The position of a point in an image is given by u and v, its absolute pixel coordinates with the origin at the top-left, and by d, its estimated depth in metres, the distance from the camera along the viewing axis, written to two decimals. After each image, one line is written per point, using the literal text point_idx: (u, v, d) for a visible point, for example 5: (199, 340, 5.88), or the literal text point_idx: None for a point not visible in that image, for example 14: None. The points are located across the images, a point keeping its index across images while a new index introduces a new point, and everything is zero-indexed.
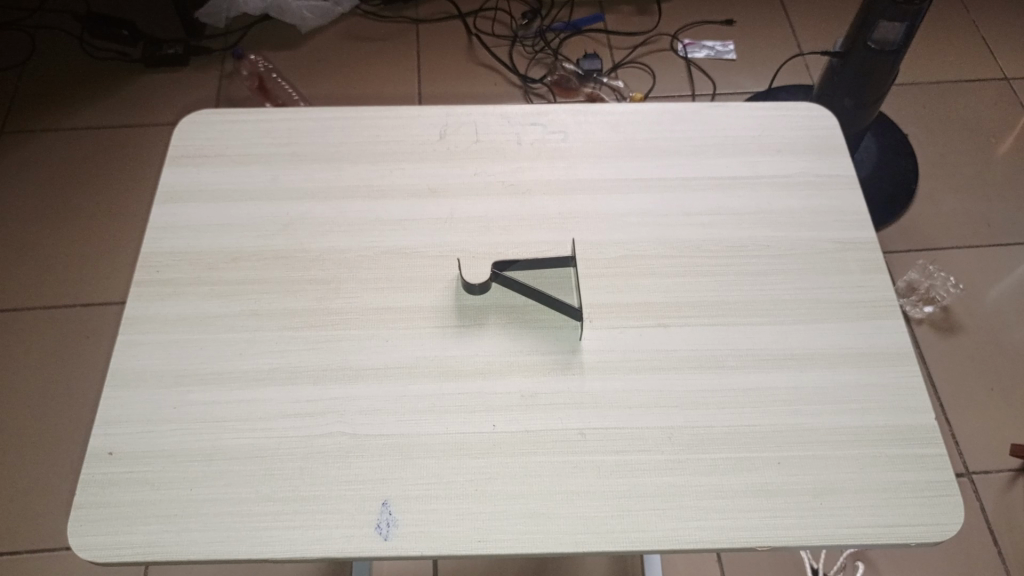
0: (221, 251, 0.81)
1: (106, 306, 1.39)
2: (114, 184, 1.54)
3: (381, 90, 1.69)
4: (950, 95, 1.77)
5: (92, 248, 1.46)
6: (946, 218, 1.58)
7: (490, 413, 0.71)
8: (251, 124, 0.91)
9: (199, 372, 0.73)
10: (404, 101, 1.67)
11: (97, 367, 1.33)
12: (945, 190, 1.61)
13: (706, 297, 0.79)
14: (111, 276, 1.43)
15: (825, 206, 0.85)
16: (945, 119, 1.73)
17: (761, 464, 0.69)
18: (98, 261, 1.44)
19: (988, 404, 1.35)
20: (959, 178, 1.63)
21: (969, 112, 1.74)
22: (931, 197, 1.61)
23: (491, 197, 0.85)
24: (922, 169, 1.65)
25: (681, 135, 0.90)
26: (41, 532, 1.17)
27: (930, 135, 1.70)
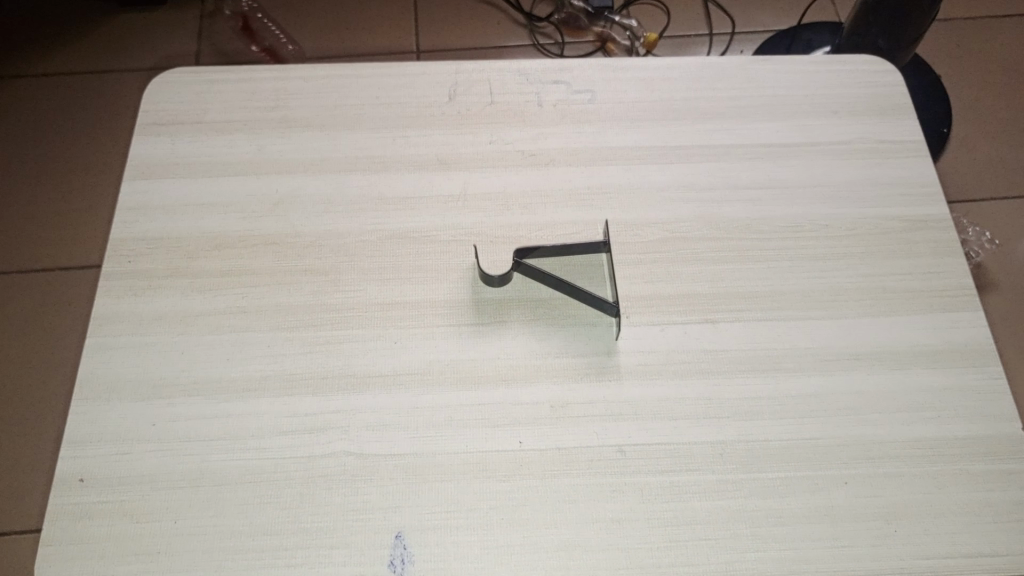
0: (200, 236, 0.71)
1: (83, 269, 1.29)
2: (87, 144, 1.41)
3: (374, 31, 1.55)
4: (991, 31, 1.63)
5: (65, 209, 1.34)
6: (993, 172, 1.45)
7: (515, 427, 0.62)
8: (229, 82, 0.79)
9: (180, 381, 0.64)
10: (401, 45, 1.53)
11: (75, 337, 1.23)
12: (983, 136, 1.49)
13: (758, 286, 0.69)
14: (89, 243, 1.31)
15: (889, 177, 0.74)
16: (984, 56, 1.59)
17: (825, 484, 0.61)
18: (73, 228, 1.32)
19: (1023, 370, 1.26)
20: (998, 123, 1.51)
21: (1010, 50, 1.60)
22: (967, 144, 1.49)
23: (510, 170, 0.74)
24: (958, 114, 1.52)
25: (725, 94, 0.79)
26: (20, 514, 1.09)
27: (967, 75, 1.57)
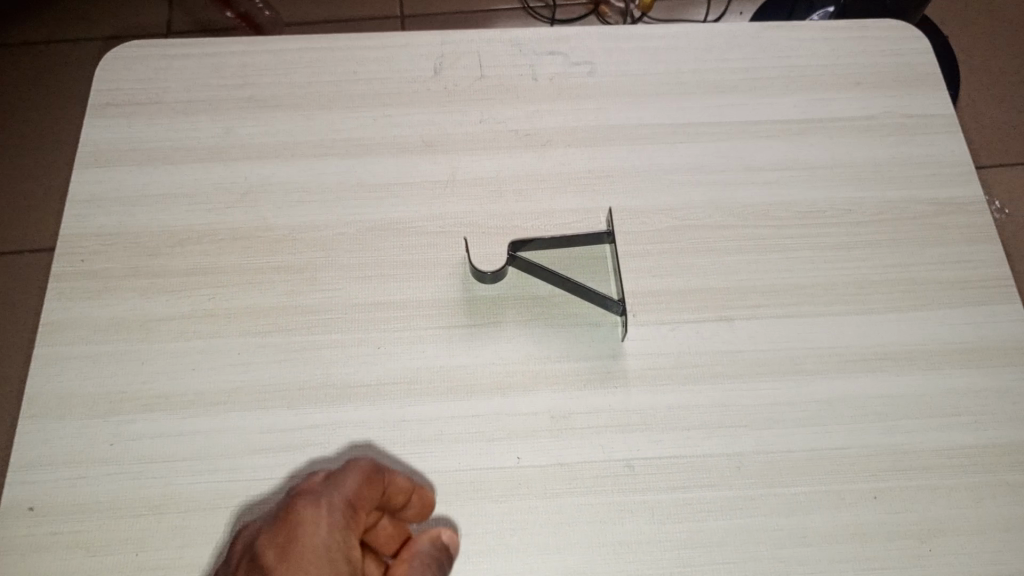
0: (162, 231, 0.64)
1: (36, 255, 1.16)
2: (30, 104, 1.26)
3: None
4: None
5: (16, 192, 1.19)
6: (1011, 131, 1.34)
7: (513, 441, 0.57)
8: (190, 57, 0.71)
9: (140, 395, 0.58)
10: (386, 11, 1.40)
11: (25, 334, 1.10)
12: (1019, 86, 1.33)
13: (776, 279, 0.63)
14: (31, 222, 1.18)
15: (917, 156, 0.68)
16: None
17: (853, 498, 0.56)
18: (13, 205, 1.18)
19: None
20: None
21: None
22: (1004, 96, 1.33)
23: (502, 152, 0.68)
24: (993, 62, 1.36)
25: (737, 65, 0.72)
26: None
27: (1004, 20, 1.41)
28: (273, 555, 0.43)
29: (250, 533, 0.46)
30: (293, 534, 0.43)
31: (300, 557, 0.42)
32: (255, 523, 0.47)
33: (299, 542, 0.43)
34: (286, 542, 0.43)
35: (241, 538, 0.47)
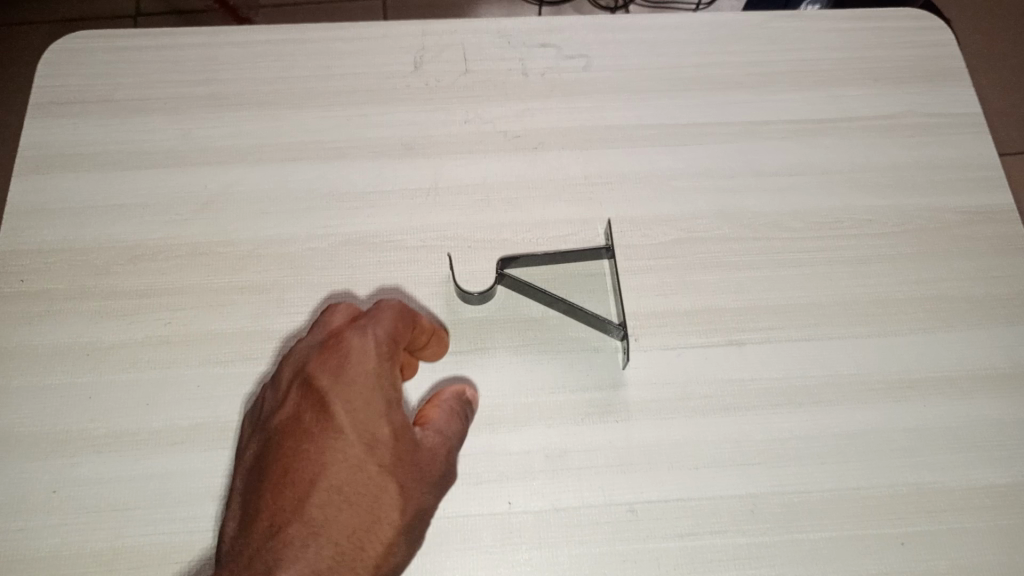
0: (112, 247, 0.57)
1: None
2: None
3: None
4: None
5: None
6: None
7: (503, 483, 0.51)
8: (144, 49, 0.64)
9: (87, 434, 0.52)
10: None
11: None
12: None
13: (791, 297, 0.57)
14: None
15: (942, 159, 0.62)
16: None
17: (878, 544, 0.51)
18: None
19: None
20: None
21: None
22: None
23: (490, 156, 0.61)
24: None
25: (746, 58, 0.66)
26: None
27: None
28: (322, 382, 0.45)
29: (299, 352, 0.48)
30: (339, 365, 0.45)
31: (348, 387, 0.45)
32: (301, 342, 0.49)
33: (346, 372, 0.45)
34: (334, 370, 0.45)
35: (289, 357, 0.49)
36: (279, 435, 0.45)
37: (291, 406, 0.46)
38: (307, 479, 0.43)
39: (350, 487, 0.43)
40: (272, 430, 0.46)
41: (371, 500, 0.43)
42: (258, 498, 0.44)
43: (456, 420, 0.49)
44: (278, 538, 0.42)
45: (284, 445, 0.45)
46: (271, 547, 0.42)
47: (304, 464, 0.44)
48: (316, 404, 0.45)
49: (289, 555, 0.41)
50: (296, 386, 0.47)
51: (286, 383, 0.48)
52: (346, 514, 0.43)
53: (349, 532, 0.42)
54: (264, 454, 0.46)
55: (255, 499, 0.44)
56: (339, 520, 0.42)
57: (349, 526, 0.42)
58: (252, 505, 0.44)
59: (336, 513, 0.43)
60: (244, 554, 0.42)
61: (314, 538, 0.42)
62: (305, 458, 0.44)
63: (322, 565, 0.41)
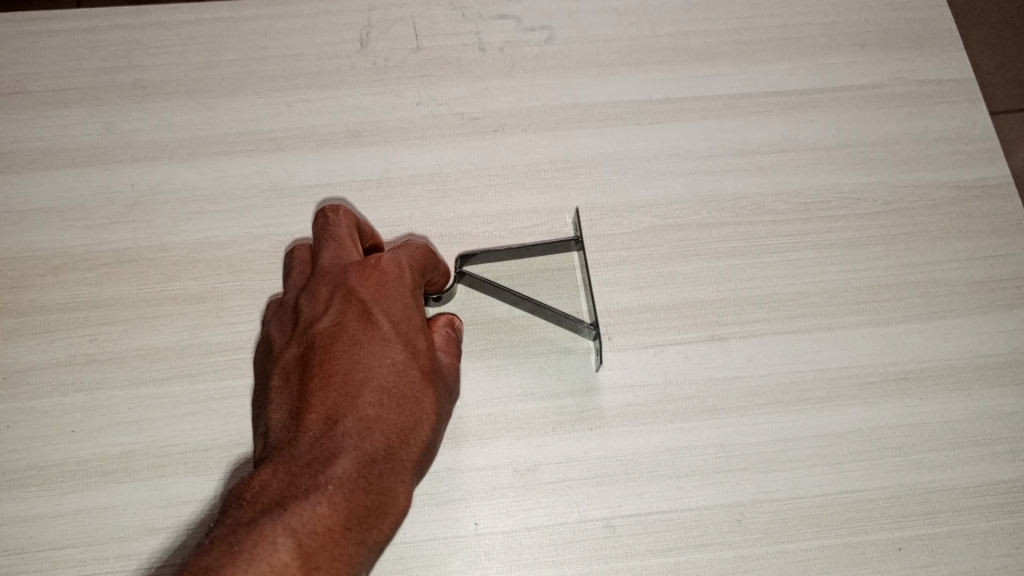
0: (30, 256, 0.52)
1: None
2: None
3: None
4: None
5: None
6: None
7: (469, 503, 0.47)
8: (61, 35, 0.59)
9: (7, 466, 0.47)
10: None
11: None
12: None
13: (776, 286, 0.53)
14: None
15: (933, 131, 0.58)
16: None
17: (874, 553, 0.47)
18: None
19: None
20: None
21: None
22: None
23: (446, 141, 0.56)
24: None
25: (721, 26, 0.61)
26: None
27: None
28: (363, 286, 0.41)
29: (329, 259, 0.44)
30: (381, 272, 0.42)
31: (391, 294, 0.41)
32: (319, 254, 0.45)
33: (386, 283, 0.42)
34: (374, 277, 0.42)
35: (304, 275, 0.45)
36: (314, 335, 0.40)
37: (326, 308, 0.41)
38: (356, 375, 0.38)
39: (403, 388, 0.39)
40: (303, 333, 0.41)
41: (419, 401, 0.39)
42: (298, 396, 0.39)
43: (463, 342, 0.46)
44: (335, 429, 0.37)
45: (324, 342, 0.40)
46: (326, 438, 0.37)
47: (351, 360, 0.39)
48: (358, 304, 0.41)
49: (348, 445, 0.36)
50: (329, 289, 0.42)
51: (315, 290, 0.43)
52: (398, 413, 0.38)
53: (405, 430, 0.38)
54: (300, 356, 0.40)
55: (296, 400, 0.39)
56: (393, 418, 0.38)
57: (403, 424, 0.38)
58: (294, 406, 0.39)
59: (390, 410, 0.38)
60: (294, 448, 0.37)
61: (370, 432, 0.37)
62: (347, 365, 0.39)
63: (379, 457, 0.37)
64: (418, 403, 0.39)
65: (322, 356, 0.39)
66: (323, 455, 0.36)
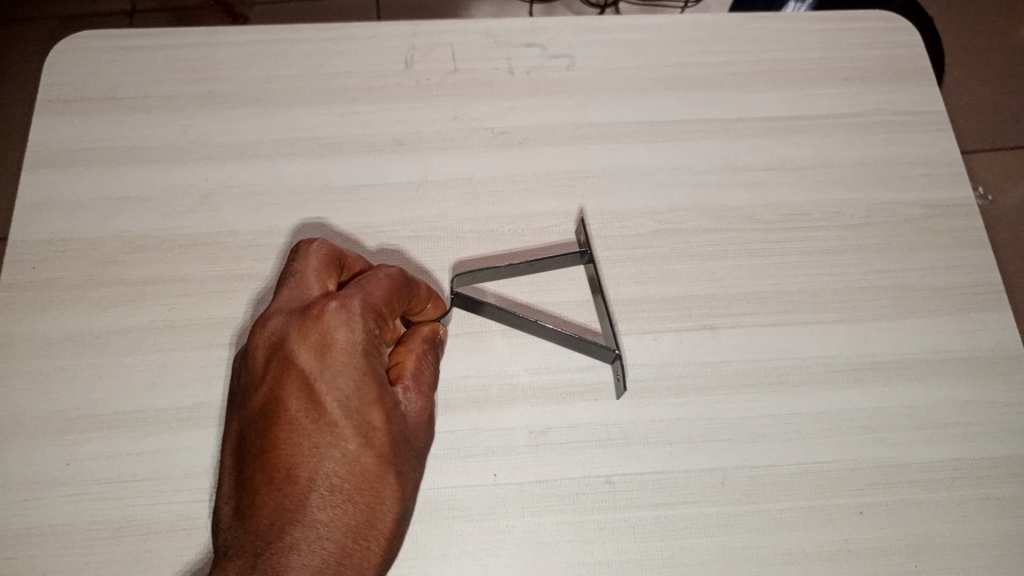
0: (118, 237, 0.61)
1: None
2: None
3: None
4: None
5: None
6: (1010, 113, 1.25)
7: (489, 458, 0.54)
8: (147, 49, 0.67)
9: (97, 413, 0.55)
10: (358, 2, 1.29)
11: None
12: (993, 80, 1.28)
13: (761, 285, 0.61)
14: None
15: (905, 156, 0.66)
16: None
17: (839, 515, 0.54)
18: None
19: None
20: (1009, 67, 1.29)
21: None
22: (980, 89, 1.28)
23: (478, 151, 0.65)
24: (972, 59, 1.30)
25: (721, 59, 0.69)
26: None
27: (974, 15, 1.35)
28: (310, 364, 0.45)
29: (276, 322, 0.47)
30: (324, 350, 0.45)
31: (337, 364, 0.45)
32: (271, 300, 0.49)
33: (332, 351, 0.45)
34: (318, 347, 0.45)
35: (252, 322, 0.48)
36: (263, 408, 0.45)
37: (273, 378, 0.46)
38: (304, 472, 0.43)
39: (348, 484, 0.44)
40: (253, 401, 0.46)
41: (366, 493, 0.44)
42: (249, 491, 0.44)
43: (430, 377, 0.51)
44: (283, 538, 0.42)
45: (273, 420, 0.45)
46: (274, 546, 0.42)
47: (300, 456, 0.44)
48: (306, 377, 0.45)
49: (296, 556, 0.42)
50: (274, 364, 0.45)
51: (262, 356, 0.46)
52: (347, 511, 0.44)
53: (352, 526, 0.44)
54: (250, 442, 0.45)
55: (247, 495, 0.44)
56: (348, 510, 0.44)
57: (359, 513, 0.44)
58: (245, 502, 0.44)
59: (338, 510, 0.43)
60: (249, 556, 0.42)
61: (318, 538, 0.42)
62: (296, 461, 0.43)
63: (326, 561, 0.42)
64: (365, 497, 0.44)
65: (272, 452, 0.44)
66: (273, 567, 0.42)
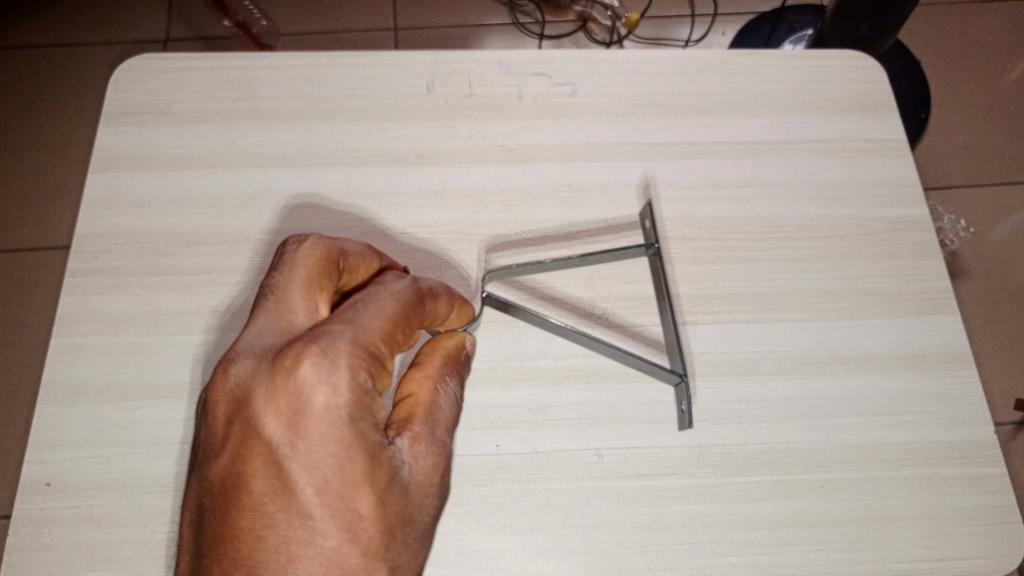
0: (171, 233, 0.69)
1: (49, 251, 1.21)
2: (32, 107, 1.30)
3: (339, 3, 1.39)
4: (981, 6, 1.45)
5: (19, 191, 1.25)
6: (993, 147, 1.33)
7: (493, 430, 0.62)
8: (197, 70, 0.76)
9: (151, 383, 0.63)
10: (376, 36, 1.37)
11: (43, 326, 1.17)
12: (971, 117, 1.36)
13: (739, 288, 0.69)
14: (42, 222, 1.23)
15: (869, 178, 0.74)
16: (964, 32, 1.43)
17: (802, 488, 0.61)
18: (25, 202, 1.24)
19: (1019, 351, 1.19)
20: (986, 105, 1.37)
21: (981, 25, 1.43)
22: (957, 124, 1.35)
23: (490, 165, 0.73)
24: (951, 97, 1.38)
25: (708, 89, 0.77)
26: None
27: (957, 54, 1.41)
28: (291, 449, 0.47)
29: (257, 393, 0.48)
30: (307, 435, 0.46)
31: (321, 452, 0.46)
32: (247, 363, 0.49)
33: (315, 440, 0.46)
34: (301, 427, 0.46)
35: (231, 382, 0.49)
36: (242, 494, 0.47)
37: (252, 462, 0.47)
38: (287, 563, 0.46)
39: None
40: (232, 481, 0.48)
41: None
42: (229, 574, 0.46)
43: (440, 419, 0.54)
44: None
45: (255, 509, 0.47)
46: None
47: (283, 545, 0.46)
48: (288, 466, 0.47)
49: None
50: (258, 442, 0.47)
51: (245, 432, 0.48)
52: None
53: None
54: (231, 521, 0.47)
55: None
56: None
57: None
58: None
59: None
60: None
61: None
62: (278, 551, 0.46)
63: None
64: None
65: (255, 539, 0.46)
66: None
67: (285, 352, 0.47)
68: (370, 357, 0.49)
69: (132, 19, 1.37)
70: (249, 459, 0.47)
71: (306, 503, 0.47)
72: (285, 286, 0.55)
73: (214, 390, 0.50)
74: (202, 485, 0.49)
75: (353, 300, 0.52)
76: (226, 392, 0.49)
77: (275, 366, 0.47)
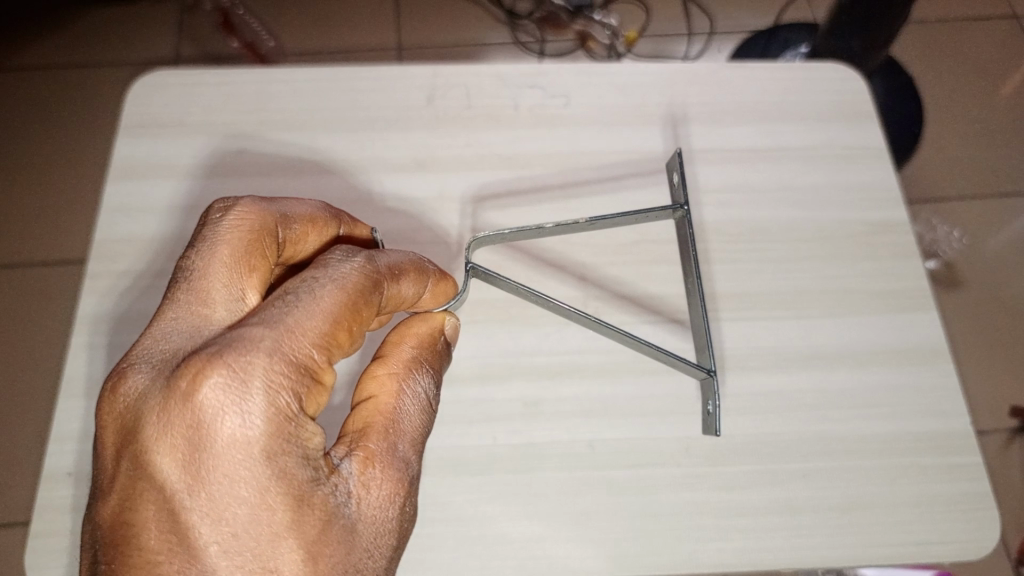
0: (183, 238, 0.73)
1: (61, 265, 1.25)
2: (47, 124, 1.35)
3: (345, 25, 1.43)
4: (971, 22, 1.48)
5: (34, 207, 1.29)
6: (982, 158, 1.36)
7: (490, 423, 0.65)
8: (208, 84, 0.79)
9: None
10: (379, 59, 1.40)
11: (58, 336, 1.20)
12: (961, 129, 1.39)
13: (726, 287, 0.71)
14: (56, 237, 1.27)
15: (851, 183, 0.77)
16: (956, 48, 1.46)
17: (786, 477, 0.64)
18: (40, 218, 1.28)
19: (1010, 358, 1.22)
20: (976, 118, 1.40)
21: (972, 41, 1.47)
22: (947, 136, 1.38)
23: (485, 171, 0.77)
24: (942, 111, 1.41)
25: (696, 99, 0.80)
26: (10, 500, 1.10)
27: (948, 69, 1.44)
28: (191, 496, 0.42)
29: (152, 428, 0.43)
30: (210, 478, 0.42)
31: (229, 498, 0.42)
32: (144, 384, 0.45)
33: (221, 483, 0.42)
34: (203, 470, 0.42)
35: (129, 411, 0.45)
36: (133, 549, 0.43)
37: (146, 508, 0.43)
38: None
39: None
40: (124, 531, 0.43)
41: None
42: None
43: (398, 430, 0.52)
44: None
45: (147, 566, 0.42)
46: None
47: None
48: (191, 512, 0.42)
49: None
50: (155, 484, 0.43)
51: (138, 472, 0.43)
52: None
53: None
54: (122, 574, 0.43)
55: None
56: None
57: None
58: None
59: None
60: None
61: None
62: None
63: None
64: None
65: None
66: None
67: (184, 373, 0.43)
68: (297, 372, 0.45)
69: (145, 41, 1.41)
70: (142, 505, 0.43)
71: (211, 560, 0.43)
72: (206, 275, 0.50)
73: (107, 415, 0.46)
74: (95, 528, 0.45)
75: (275, 300, 0.48)
76: (122, 421, 0.45)
77: (173, 390, 0.43)
